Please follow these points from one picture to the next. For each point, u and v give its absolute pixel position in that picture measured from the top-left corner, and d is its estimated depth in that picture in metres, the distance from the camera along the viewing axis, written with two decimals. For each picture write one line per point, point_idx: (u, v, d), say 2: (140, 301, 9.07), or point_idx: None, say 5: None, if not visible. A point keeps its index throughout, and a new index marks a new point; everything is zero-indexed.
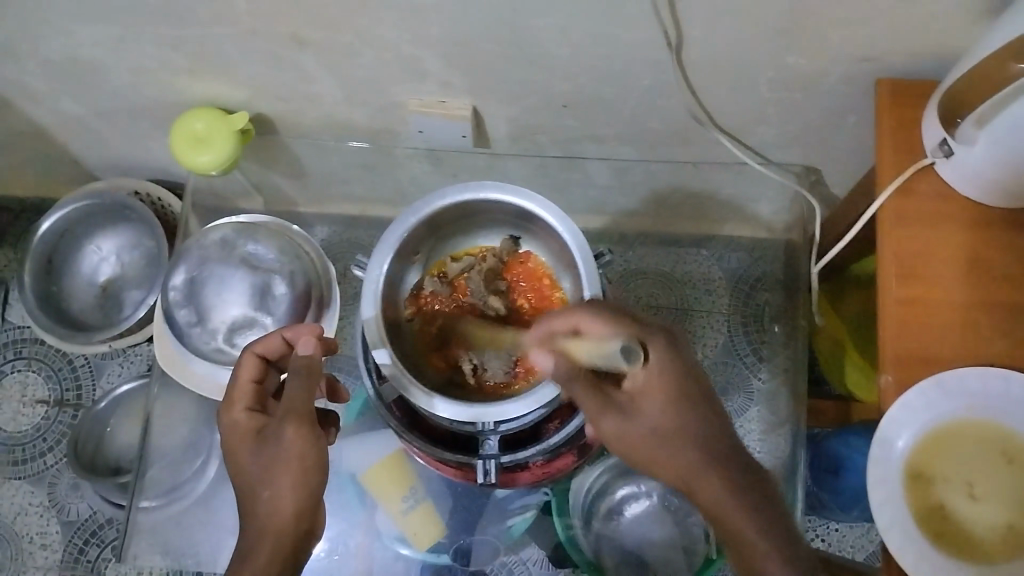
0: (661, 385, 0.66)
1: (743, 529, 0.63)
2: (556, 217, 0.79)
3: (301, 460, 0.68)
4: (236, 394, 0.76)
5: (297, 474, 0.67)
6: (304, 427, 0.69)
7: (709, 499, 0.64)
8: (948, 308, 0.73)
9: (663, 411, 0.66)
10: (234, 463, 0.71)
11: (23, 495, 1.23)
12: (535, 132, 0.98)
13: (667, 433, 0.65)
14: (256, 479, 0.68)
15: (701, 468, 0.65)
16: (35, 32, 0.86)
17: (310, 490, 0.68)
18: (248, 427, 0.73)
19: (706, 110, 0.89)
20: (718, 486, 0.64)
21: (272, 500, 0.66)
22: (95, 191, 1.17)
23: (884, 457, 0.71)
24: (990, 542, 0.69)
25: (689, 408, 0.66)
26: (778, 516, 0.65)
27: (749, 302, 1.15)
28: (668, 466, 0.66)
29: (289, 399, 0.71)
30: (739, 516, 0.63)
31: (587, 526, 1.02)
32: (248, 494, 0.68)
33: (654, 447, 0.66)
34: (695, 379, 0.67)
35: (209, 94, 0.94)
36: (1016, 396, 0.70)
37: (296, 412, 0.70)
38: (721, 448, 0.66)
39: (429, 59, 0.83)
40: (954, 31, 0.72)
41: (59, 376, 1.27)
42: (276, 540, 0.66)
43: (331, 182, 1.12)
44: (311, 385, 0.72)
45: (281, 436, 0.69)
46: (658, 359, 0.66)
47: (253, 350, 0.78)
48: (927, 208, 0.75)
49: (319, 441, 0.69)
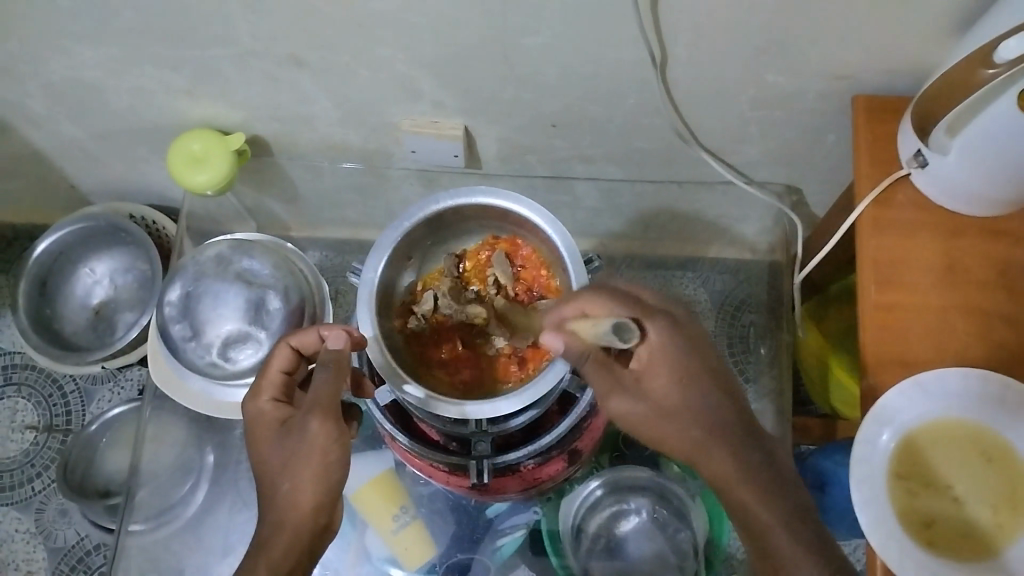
0: (663, 360, 0.69)
1: (756, 508, 0.65)
2: (545, 219, 0.81)
3: (322, 455, 0.70)
4: (265, 384, 0.78)
5: (319, 469, 0.70)
6: (327, 423, 0.71)
7: (714, 471, 0.67)
8: (924, 312, 0.76)
9: (666, 390, 0.68)
10: (258, 452, 0.74)
11: (11, 521, 1.22)
12: (525, 153, 1.00)
13: (672, 411, 0.68)
14: (278, 470, 0.71)
15: (710, 444, 0.67)
16: (38, 54, 0.88)
17: (329, 485, 0.70)
18: (275, 419, 0.76)
19: (691, 130, 0.92)
20: (725, 460, 0.66)
21: (293, 494, 0.69)
22: (89, 215, 1.17)
23: (868, 456, 0.73)
24: (970, 539, 0.71)
25: (696, 387, 0.68)
26: (786, 489, 0.66)
27: (734, 326, 1.14)
28: (673, 441, 0.68)
29: (317, 394, 0.73)
30: (746, 491, 0.65)
31: (577, 545, 1.00)
32: (269, 485, 0.71)
33: (659, 423, 0.68)
34: (700, 357, 0.69)
35: (207, 116, 0.96)
36: (994, 397, 0.72)
37: (322, 407, 0.72)
38: (729, 422, 0.68)
39: (423, 78, 0.85)
40: (924, 49, 0.75)
41: (48, 402, 1.27)
42: (295, 530, 0.69)
43: (323, 205, 1.14)
44: (339, 380, 0.74)
45: (304, 431, 0.71)
46: (659, 336, 0.69)
47: (288, 342, 0.80)
48: (904, 215, 0.78)
49: (341, 438, 0.72)
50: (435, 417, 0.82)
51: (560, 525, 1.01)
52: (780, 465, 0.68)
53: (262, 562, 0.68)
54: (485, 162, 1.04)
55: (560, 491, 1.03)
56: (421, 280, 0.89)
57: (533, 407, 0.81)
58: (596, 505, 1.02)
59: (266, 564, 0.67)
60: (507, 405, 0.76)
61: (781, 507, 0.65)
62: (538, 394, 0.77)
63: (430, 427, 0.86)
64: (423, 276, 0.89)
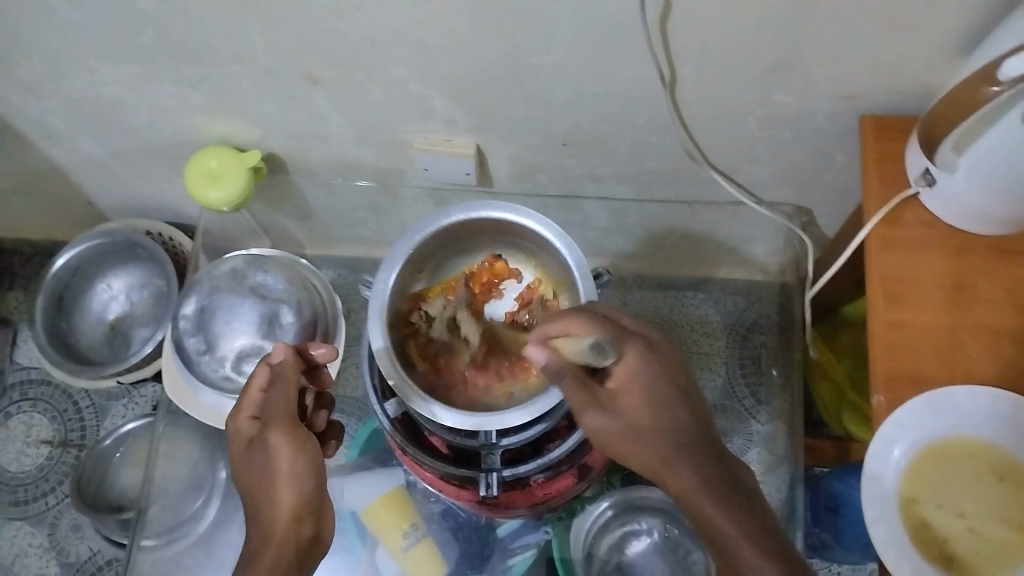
0: (636, 382, 0.70)
1: (719, 522, 0.63)
2: (554, 233, 0.82)
3: (288, 465, 0.72)
4: (246, 401, 0.78)
5: (288, 478, 0.72)
6: (287, 432, 0.73)
7: (677, 488, 0.66)
8: (934, 331, 0.76)
9: (637, 409, 0.69)
10: (238, 471, 0.76)
11: (24, 536, 1.23)
12: (535, 171, 1.01)
13: (641, 427, 0.68)
14: (256, 489, 0.73)
15: (674, 463, 0.67)
16: (61, 72, 0.91)
17: (304, 494, 0.72)
18: (247, 436, 0.76)
19: (700, 148, 0.93)
20: (687, 477, 0.66)
21: (271, 507, 0.72)
22: (109, 232, 1.20)
23: (879, 474, 0.74)
24: (981, 554, 0.72)
25: (665, 409, 0.69)
26: (754, 506, 0.65)
27: (746, 348, 1.14)
28: (640, 458, 0.68)
29: (273, 407, 0.75)
30: (708, 504, 0.64)
31: (589, 565, 0.99)
32: (251, 503, 0.73)
33: (629, 439, 0.69)
34: (672, 380, 0.70)
35: (223, 133, 0.98)
36: (1003, 415, 0.73)
37: (279, 419, 0.74)
38: (697, 446, 0.68)
39: (436, 97, 0.87)
40: (932, 68, 0.76)
41: (63, 418, 1.28)
42: (281, 541, 0.71)
43: (336, 224, 1.16)
44: (289, 393, 0.77)
45: (266, 444, 0.73)
46: (634, 358, 0.70)
47: (268, 360, 0.80)
48: (914, 234, 0.79)
49: (304, 444, 0.73)
50: (444, 432, 0.83)
51: (571, 552, 1.00)
52: (748, 486, 0.67)
53: None
54: (497, 180, 1.05)
55: (571, 510, 1.02)
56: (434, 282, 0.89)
57: (544, 420, 0.81)
58: (606, 526, 1.00)
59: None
60: (514, 417, 0.76)
61: (750, 519, 0.64)
62: (545, 407, 0.77)
63: (440, 441, 0.86)
64: (434, 284, 0.89)
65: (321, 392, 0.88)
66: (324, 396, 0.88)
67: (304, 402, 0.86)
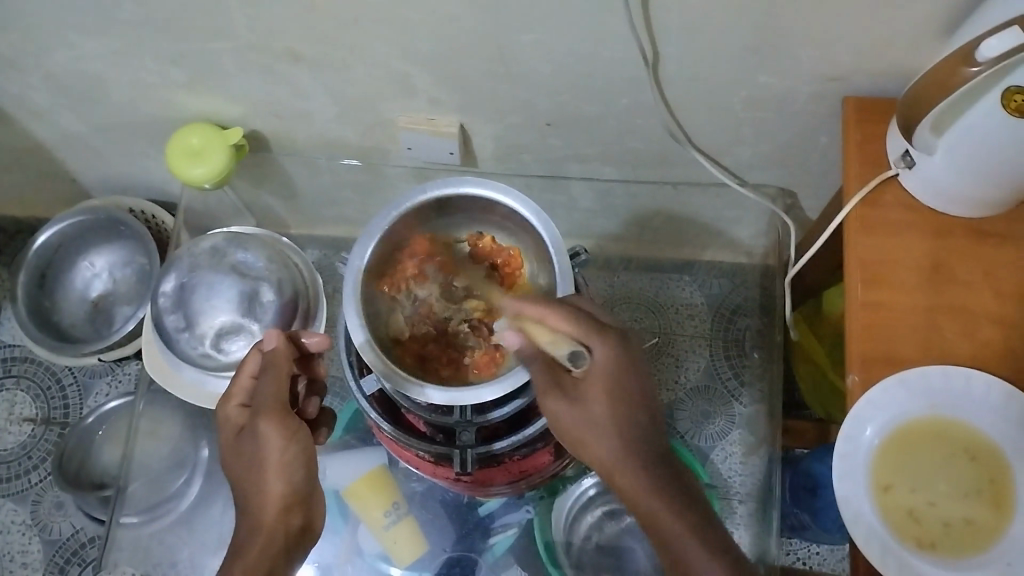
0: (603, 377, 0.71)
1: (666, 521, 0.68)
2: (531, 212, 0.82)
3: (279, 455, 0.73)
4: (236, 387, 0.78)
5: (279, 469, 0.73)
6: (277, 421, 0.73)
7: (626, 484, 0.69)
8: (911, 310, 0.76)
9: (599, 406, 0.70)
10: (226, 457, 0.76)
11: (6, 513, 1.23)
12: (519, 151, 1.01)
13: (600, 422, 0.70)
14: (245, 477, 0.73)
15: (622, 461, 0.69)
16: (40, 46, 0.90)
17: (294, 485, 0.73)
18: (237, 425, 0.76)
19: (684, 129, 0.92)
20: (638, 478, 0.69)
21: (260, 495, 0.72)
22: (90, 208, 1.19)
23: (852, 451, 0.75)
24: (951, 534, 0.73)
25: (630, 411, 0.71)
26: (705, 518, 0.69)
27: (731, 329, 1.15)
28: (593, 448, 0.70)
29: (264, 396, 0.75)
30: (662, 507, 0.68)
31: (569, 546, 1.01)
32: (239, 492, 0.74)
33: (585, 431, 0.70)
34: (642, 384, 0.72)
35: (205, 110, 0.98)
36: (978, 396, 0.74)
37: (269, 408, 0.74)
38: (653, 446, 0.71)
39: (419, 75, 0.86)
40: (914, 51, 0.76)
41: (46, 395, 1.28)
42: (270, 532, 0.72)
43: (319, 203, 1.15)
44: (280, 382, 0.77)
45: (257, 433, 0.73)
46: (604, 355, 0.71)
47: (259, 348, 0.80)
48: (892, 215, 0.79)
49: (296, 434, 0.74)
50: (415, 406, 0.83)
51: (554, 534, 1.02)
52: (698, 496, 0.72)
53: (239, 566, 0.69)
54: (481, 160, 1.04)
55: (553, 489, 1.04)
56: (404, 246, 0.86)
57: (520, 398, 0.82)
58: (587, 505, 1.03)
59: (244, 566, 0.69)
60: (488, 393, 0.76)
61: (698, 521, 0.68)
62: (518, 383, 0.77)
63: (417, 419, 0.86)
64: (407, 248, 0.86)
65: (315, 379, 0.88)
66: (318, 383, 0.88)
67: (297, 389, 0.87)
